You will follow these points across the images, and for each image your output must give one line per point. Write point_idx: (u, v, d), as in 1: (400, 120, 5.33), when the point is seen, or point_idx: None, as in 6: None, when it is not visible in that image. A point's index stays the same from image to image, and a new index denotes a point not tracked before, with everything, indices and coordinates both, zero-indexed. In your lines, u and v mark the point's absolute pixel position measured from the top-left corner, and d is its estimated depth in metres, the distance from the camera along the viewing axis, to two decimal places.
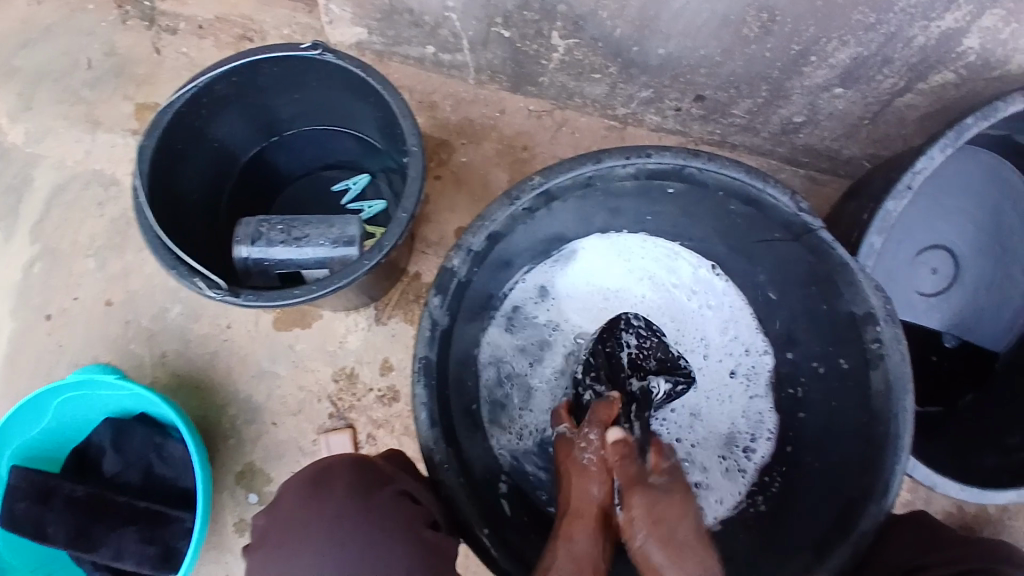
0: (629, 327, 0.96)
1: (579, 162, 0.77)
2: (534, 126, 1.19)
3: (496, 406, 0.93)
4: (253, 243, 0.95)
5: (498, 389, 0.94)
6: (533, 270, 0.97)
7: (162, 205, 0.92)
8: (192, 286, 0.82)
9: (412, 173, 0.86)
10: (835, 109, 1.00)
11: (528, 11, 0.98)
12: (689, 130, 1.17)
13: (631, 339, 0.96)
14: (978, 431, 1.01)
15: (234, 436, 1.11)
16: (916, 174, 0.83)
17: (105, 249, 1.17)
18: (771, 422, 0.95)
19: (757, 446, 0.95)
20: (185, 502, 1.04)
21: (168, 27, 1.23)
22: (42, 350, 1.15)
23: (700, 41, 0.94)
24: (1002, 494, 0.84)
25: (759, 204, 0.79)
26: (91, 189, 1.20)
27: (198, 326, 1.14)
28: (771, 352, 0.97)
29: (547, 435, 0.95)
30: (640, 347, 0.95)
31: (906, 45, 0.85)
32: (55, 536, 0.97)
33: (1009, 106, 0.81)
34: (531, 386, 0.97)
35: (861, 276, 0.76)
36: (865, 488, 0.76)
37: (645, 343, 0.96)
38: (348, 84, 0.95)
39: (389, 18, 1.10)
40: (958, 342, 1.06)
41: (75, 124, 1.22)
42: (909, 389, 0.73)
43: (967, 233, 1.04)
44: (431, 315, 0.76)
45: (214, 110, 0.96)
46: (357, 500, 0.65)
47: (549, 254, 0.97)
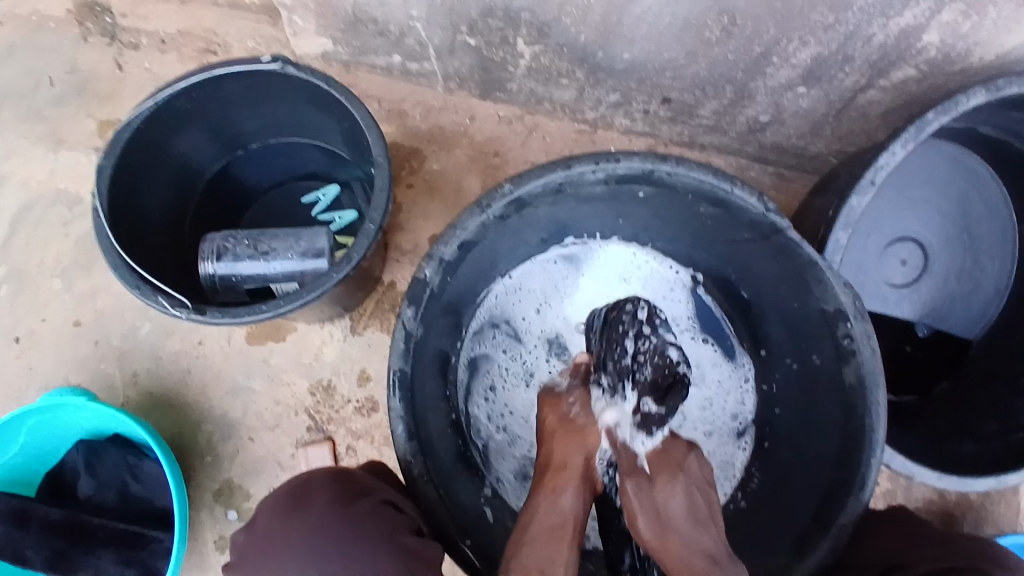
0: (628, 326, 0.85)
1: (550, 169, 0.77)
2: (505, 132, 1.20)
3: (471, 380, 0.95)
4: (219, 258, 0.94)
5: (478, 367, 0.96)
6: (534, 269, 0.98)
7: (124, 224, 0.90)
8: (157, 305, 0.81)
9: (379, 185, 0.85)
10: (799, 108, 1.02)
11: (493, 19, 0.98)
12: (658, 132, 1.18)
13: (629, 342, 0.84)
14: (955, 418, 1.02)
15: (211, 453, 1.09)
16: (879, 169, 0.84)
17: (73, 268, 1.15)
18: (741, 460, 0.95)
19: (723, 482, 0.94)
20: (161, 521, 1.01)
21: (131, 42, 1.22)
22: (11, 374, 1.13)
23: (663, 46, 0.95)
24: (980, 482, 0.85)
25: (725, 205, 0.80)
26: (56, 209, 1.17)
27: (170, 344, 1.12)
28: (755, 391, 0.97)
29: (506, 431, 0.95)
30: (637, 351, 0.83)
31: (865, 44, 0.86)
32: (33, 560, 0.96)
33: (969, 100, 0.83)
34: (509, 385, 0.97)
35: (829, 273, 0.77)
36: (843, 482, 0.77)
37: (642, 346, 0.84)
38: (312, 96, 0.94)
39: (354, 28, 1.10)
40: (929, 331, 1.08)
41: (37, 143, 1.19)
42: (881, 383, 0.74)
43: (933, 223, 1.06)
44: (405, 327, 0.75)
45: (174, 126, 0.95)
46: (335, 514, 0.64)
47: (557, 251, 0.98)
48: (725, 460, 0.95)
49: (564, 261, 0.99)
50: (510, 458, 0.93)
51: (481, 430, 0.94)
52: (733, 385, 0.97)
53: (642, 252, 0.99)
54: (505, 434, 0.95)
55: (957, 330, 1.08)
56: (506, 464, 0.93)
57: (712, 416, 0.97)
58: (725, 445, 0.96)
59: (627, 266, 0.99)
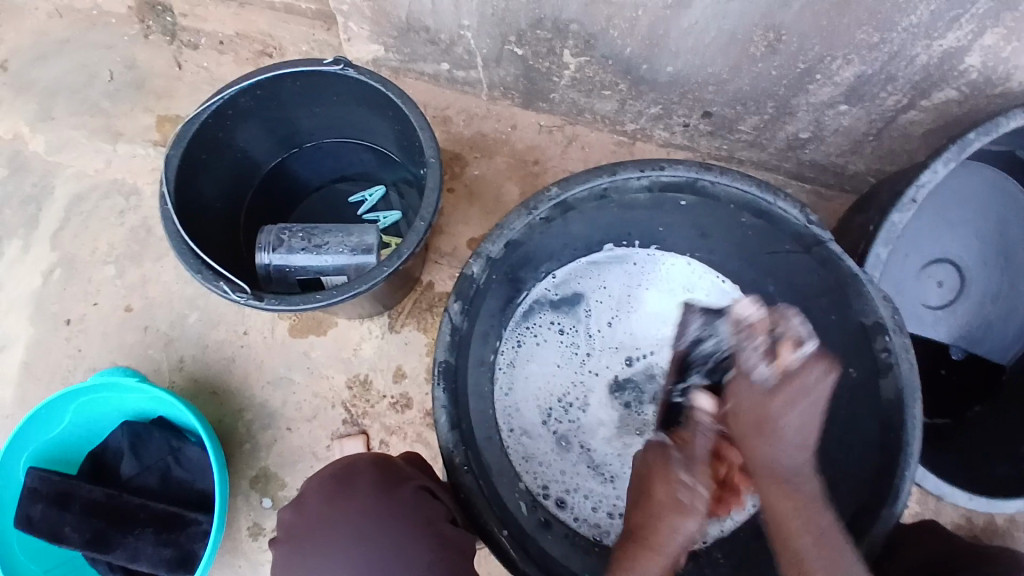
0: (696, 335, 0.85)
1: (596, 174, 0.80)
2: (545, 141, 1.22)
3: (524, 327, 1.00)
4: (274, 250, 0.98)
5: (534, 318, 1.01)
6: (613, 261, 1.02)
7: (186, 214, 0.94)
8: (216, 289, 0.84)
9: (430, 184, 0.88)
10: (840, 125, 1.03)
11: (541, 30, 1.01)
12: (697, 145, 1.20)
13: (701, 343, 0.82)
14: (989, 441, 1.01)
15: (250, 441, 1.12)
16: (921, 187, 0.85)
17: (125, 257, 1.20)
18: None
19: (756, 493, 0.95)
20: (200, 505, 1.04)
21: (189, 42, 1.27)
22: (61, 355, 1.17)
23: (707, 59, 0.97)
24: (1010, 503, 0.84)
25: (769, 217, 0.81)
26: (111, 199, 1.22)
27: (216, 333, 1.16)
28: None
29: (532, 390, 1.00)
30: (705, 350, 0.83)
31: (909, 63, 0.88)
32: (73, 537, 0.98)
33: (1010, 122, 0.84)
34: (554, 353, 1.02)
35: (869, 286, 0.78)
36: (878, 497, 0.77)
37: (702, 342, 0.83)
38: (367, 97, 0.98)
39: (405, 36, 1.13)
40: (963, 355, 1.08)
41: (95, 135, 1.25)
42: (919, 398, 0.75)
43: (971, 245, 1.06)
44: (451, 320, 0.78)
45: (237, 121, 0.99)
46: (379, 497, 0.67)
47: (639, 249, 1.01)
48: None
49: (639, 263, 1.03)
50: (519, 375, 0.99)
51: (518, 335, 1.00)
52: None
53: (711, 273, 1.02)
54: (529, 355, 1.01)
55: (991, 354, 1.07)
56: (515, 379, 0.99)
57: None
58: None
59: (693, 280, 1.02)
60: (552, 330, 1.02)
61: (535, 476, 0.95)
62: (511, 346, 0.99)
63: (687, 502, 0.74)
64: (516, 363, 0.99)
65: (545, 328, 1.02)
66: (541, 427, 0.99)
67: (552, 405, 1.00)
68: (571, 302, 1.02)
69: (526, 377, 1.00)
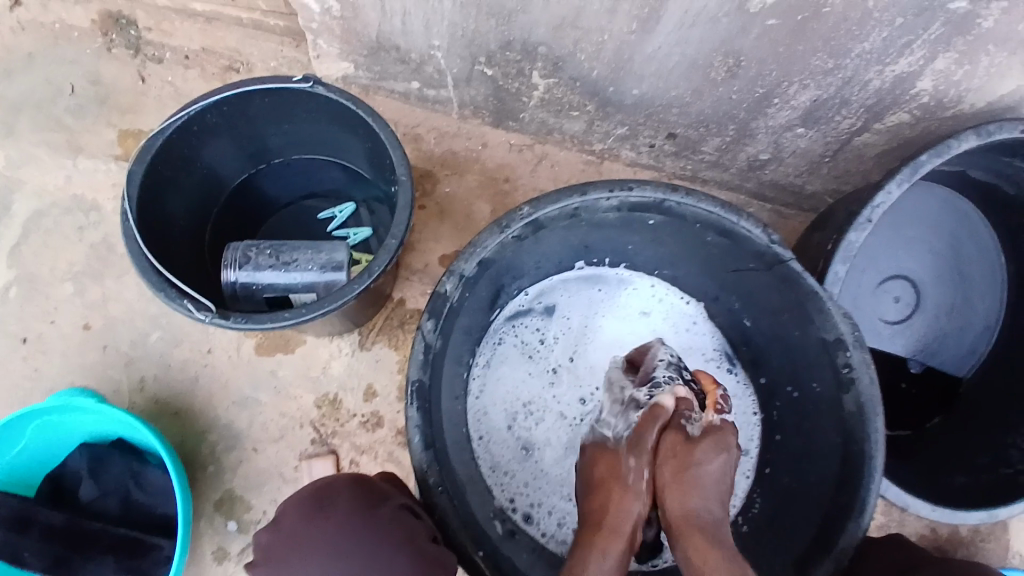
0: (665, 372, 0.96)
1: (567, 195, 0.82)
2: (515, 159, 1.24)
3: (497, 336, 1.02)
4: (241, 267, 0.96)
5: (507, 328, 1.02)
6: (587, 279, 1.05)
7: (148, 230, 0.92)
8: (182, 308, 0.83)
9: (402, 202, 0.88)
10: (797, 147, 1.08)
11: (511, 52, 1.03)
12: (662, 165, 1.23)
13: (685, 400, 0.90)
14: (947, 452, 1.06)
15: (214, 464, 1.09)
16: (876, 208, 0.89)
17: (85, 274, 1.16)
18: (741, 490, 0.98)
19: None
20: (164, 529, 1.01)
21: (154, 56, 1.25)
22: (15, 377, 1.13)
23: (672, 83, 1.01)
24: (971, 514, 0.89)
25: (733, 235, 0.84)
26: (71, 215, 1.19)
27: (179, 352, 1.13)
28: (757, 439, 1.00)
29: (499, 397, 1.00)
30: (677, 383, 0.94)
31: (862, 89, 0.92)
32: (28, 567, 0.94)
33: (960, 144, 0.88)
34: (523, 363, 1.03)
35: (829, 304, 0.81)
36: (842, 506, 0.80)
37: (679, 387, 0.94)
38: (337, 115, 0.98)
39: (376, 55, 1.14)
40: (922, 368, 1.13)
41: (55, 150, 1.21)
42: (879, 410, 0.78)
43: (924, 262, 1.11)
44: (425, 339, 0.78)
45: (203, 136, 0.98)
46: (360, 514, 0.67)
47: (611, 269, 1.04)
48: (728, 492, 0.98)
49: (609, 284, 1.05)
50: (491, 379, 1.01)
51: (498, 335, 1.02)
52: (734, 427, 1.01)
53: (675, 294, 1.05)
54: (503, 359, 1.02)
55: (948, 367, 1.12)
56: (487, 382, 1.00)
57: None
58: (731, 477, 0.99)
59: (659, 302, 1.05)
60: (524, 340, 1.04)
61: (501, 488, 0.96)
62: (484, 353, 1.00)
63: (634, 483, 0.79)
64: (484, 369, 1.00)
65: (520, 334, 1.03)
66: (506, 436, 0.99)
67: (517, 412, 1.01)
68: (543, 315, 1.04)
69: (494, 385, 1.01)
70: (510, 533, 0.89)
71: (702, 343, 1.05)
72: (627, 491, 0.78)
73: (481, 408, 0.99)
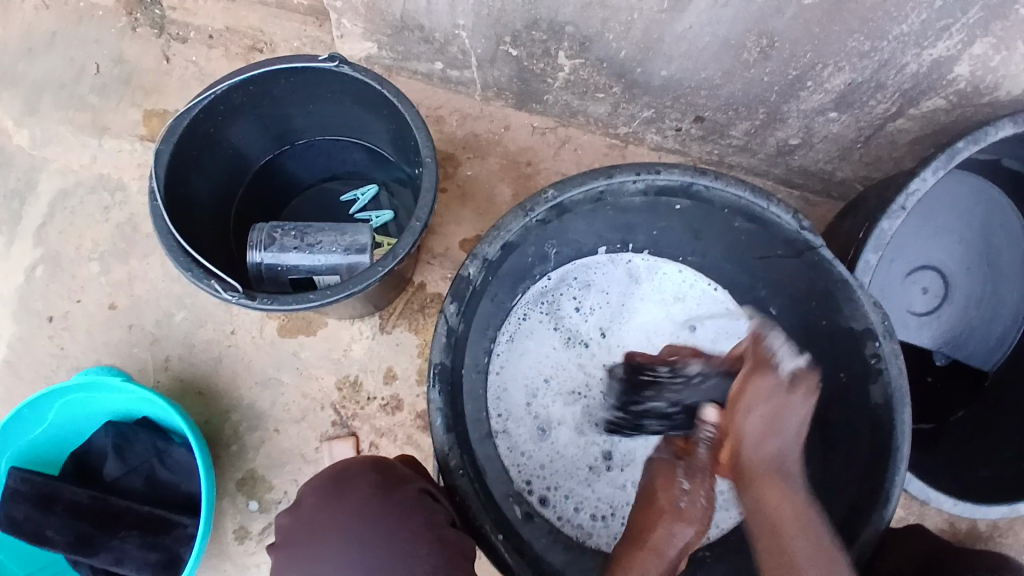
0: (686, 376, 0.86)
1: (592, 177, 0.80)
2: (537, 143, 1.22)
3: (525, 312, 1.01)
4: (266, 248, 0.97)
5: (535, 304, 1.01)
6: (620, 257, 1.03)
7: (174, 211, 0.93)
8: (208, 288, 0.83)
9: (426, 183, 0.87)
10: (829, 132, 1.05)
11: (536, 31, 1.02)
12: (688, 149, 1.21)
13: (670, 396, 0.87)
14: (974, 449, 1.04)
15: (237, 442, 1.11)
16: (910, 195, 0.86)
17: (110, 254, 1.18)
18: None
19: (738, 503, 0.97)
20: (188, 506, 1.02)
21: (178, 36, 1.25)
22: (44, 354, 1.15)
23: (701, 64, 0.98)
24: (994, 509, 0.87)
25: (763, 221, 0.82)
26: (97, 194, 1.20)
27: (202, 332, 1.14)
28: None
29: (523, 373, 1.00)
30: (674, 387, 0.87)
31: (899, 72, 0.89)
32: (57, 540, 0.96)
33: (997, 132, 0.85)
34: (549, 340, 1.02)
35: (861, 292, 0.79)
36: (866, 499, 0.79)
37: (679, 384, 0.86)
38: (361, 95, 0.97)
39: (399, 34, 1.13)
40: (947, 360, 1.10)
41: (80, 129, 1.22)
42: (907, 403, 0.76)
43: (955, 253, 1.08)
44: (447, 322, 0.78)
45: (228, 116, 0.97)
46: (379, 499, 0.67)
47: (638, 252, 1.02)
48: None
49: (641, 266, 1.03)
50: (515, 353, 1.00)
51: (524, 309, 1.01)
52: None
53: (705, 280, 1.03)
54: (528, 333, 1.01)
55: (974, 360, 1.09)
56: (510, 357, 1.00)
57: None
58: None
59: (692, 285, 1.03)
60: (552, 315, 1.02)
61: (519, 469, 0.96)
62: (509, 327, 0.99)
63: (687, 508, 0.79)
64: (508, 344, 1.00)
65: (549, 310, 1.02)
66: (526, 412, 0.99)
67: (539, 387, 1.00)
68: (573, 292, 1.03)
69: (517, 360, 1.00)
70: (527, 516, 0.90)
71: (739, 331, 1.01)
72: (676, 517, 0.78)
73: (503, 383, 0.98)
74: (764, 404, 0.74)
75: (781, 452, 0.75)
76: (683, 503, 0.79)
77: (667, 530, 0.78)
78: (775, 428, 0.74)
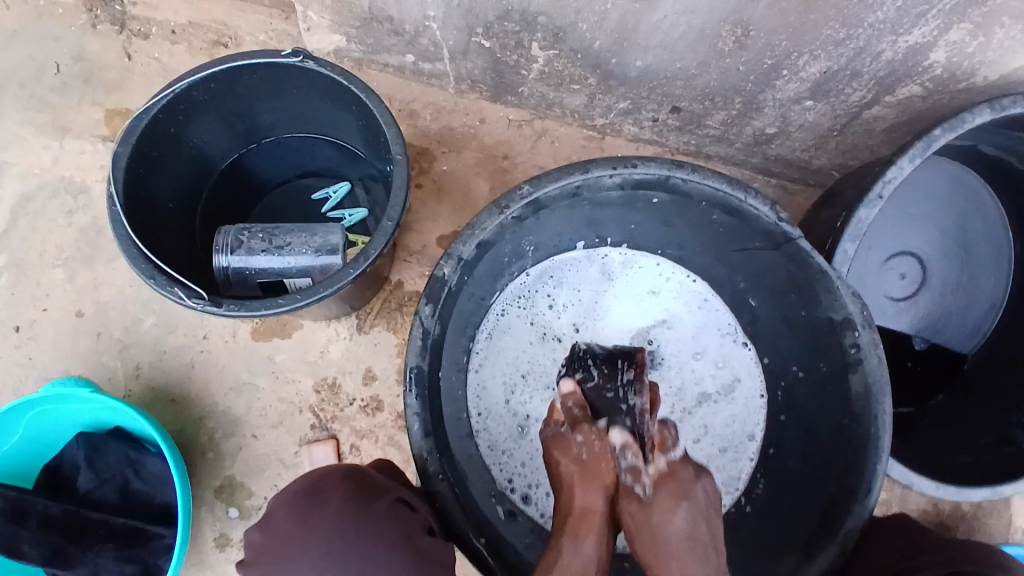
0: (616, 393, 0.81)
1: (568, 172, 0.78)
2: (514, 135, 1.20)
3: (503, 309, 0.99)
4: (234, 251, 0.94)
5: (513, 300, 0.99)
6: (597, 252, 1.01)
7: (137, 215, 0.90)
8: (173, 296, 0.80)
9: (397, 181, 0.85)
10: (806, 121, 1.04)
11: (509, 22, 0.99)
12: (666, 140, 1.20)
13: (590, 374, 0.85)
14: (953, 431, 1.05)
15: (213, 450, 1.08)
16: (887, 183, 0.86)
17: (75, 259, 1.14)
18: (743, 476, 0.97)
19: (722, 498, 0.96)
20: (164, 517, 1.00)
21: (139, 32, 1.21)
22: (9, 365, 1.11)
23: (677, 54, 0.97)
24: (977, 492, 0.88)
25: (741, 214, 0.81)
26: (59, 198, 1.16)
27: (174, 338, 1.11)
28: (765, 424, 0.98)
29: (502, 371, 0.98)
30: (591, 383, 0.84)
31: (874, 60, 0.88)
32: (29, 556, 0.93)
33: (974, 118, 0.85)
34: (527, 336, 1.00)
35: (838, 283, 0.78)
36: (848, 489, 0.79)
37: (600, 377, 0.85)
38: (329, 90, 0.94)
39: (368, 26, 1.10)
40: (926, 345, 1.11)
41: (40, 130, 1.18)
42: (886, 393, 0.76)
43: (932, 239, 1.08)
44: (423, 324, 0.76)
45: (190, 115, 0.94)
46: (355, 511, 0.65)
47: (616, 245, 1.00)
48: (730, 477, 0.97)
49: (619, 260, 1.02)
50: (493, 350, 0.98)
51: (503, 305, 0.99)
52: (743, 413, 0.99)
53: (683, 272, 1.01)
54: (506, 330, 0.99)
55: (951, 345, 1.10)
56: (489, 355, 0.98)
57: (719, 449, 0.98)
58: (735, 461, 0.97)
59: (670, 279, 1.02)
60: (530, 311, 1.01)
61: (500, 468, 0.94)
62: (487, 324, 0.97)
63: (588, 460, 0.77)
64: (486, 342, 0.97)
65: (527, 306, 1.00)
66: (505, 409, 0.97)
67: (518, 383, 0.99)
68: (550, 287, 1.01)
69: (495, 358, 0.98)
70: (509, 515, 0.89)
71: (718, 322, 1.01)
72: (582, 472, 0.77)
73: (482, 381, 0.97)
74: (646, 519, 0.71)
75: (691, 532, 0.71)
76: (582, 457, 0.77)
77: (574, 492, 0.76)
78: (670, 523, 0.71)
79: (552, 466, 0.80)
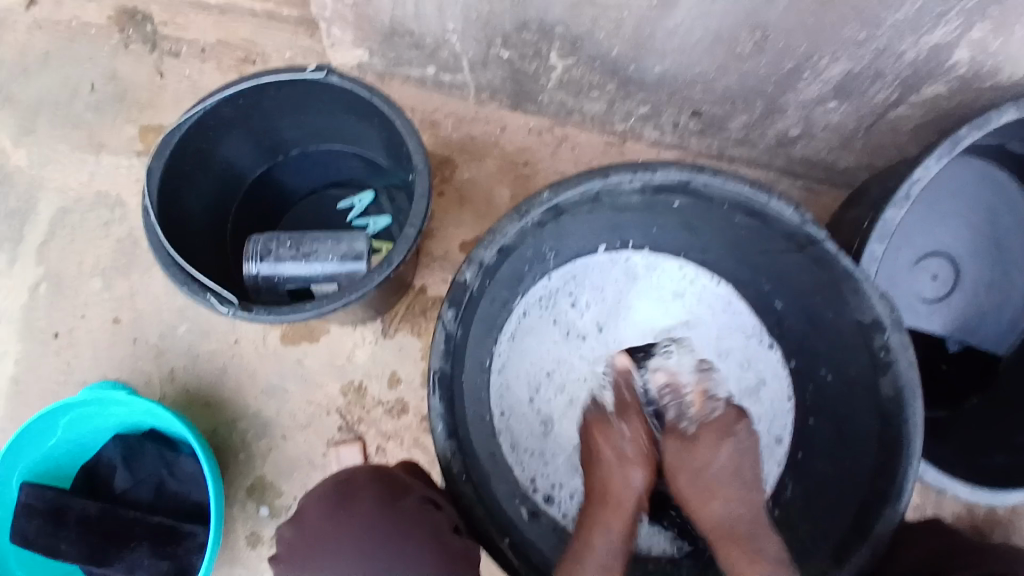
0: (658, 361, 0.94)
1: (588, 178, 0.78)
2: (534, 142, 1.21)
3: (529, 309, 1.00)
4: (263, 259, 0.97)
5: (538, 301, 1.00)
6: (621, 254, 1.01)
7: (169, 226, 0.93)
8: (205, 302, 0.83)
9: (420, 190, 0.87)
10: (829, 121, 1.03)
11: (526, 33, 1.00)
12: (687, 144, 1.19)
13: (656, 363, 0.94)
14: (990, 433, 1.01)
15: (244, 451, 1.11)
16: (913, 183, 0.84)
17: (112, 269, 1.18)
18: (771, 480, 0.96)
19: None
20: (196, 517, 1.02)
21: (171, 50, 1.25)
22: (50, 371, 1.15)
23: (695, 59, 0.97)
24: (1013, 494, 0.84)
25: (763, 216, 0.81)
26: (96, 211, 1.20)
27: (206, 343, 1.14)
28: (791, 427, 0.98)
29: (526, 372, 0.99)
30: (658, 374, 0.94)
31: (896, 61, 0.87)
32: (67, 554, 0.97)
33: (1001, 117, 0.83)
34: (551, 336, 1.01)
35: (866, 284, 0.77)
36: (880, 493, 0.77)
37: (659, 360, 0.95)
38: (353, 103, 0.96)
39: (390, 41, 1.12)
40: (960, 346, 1.08)
41: (78, 147, 1.23)
42: (918, 394, 0.74)
43: (963, 238, 1.06)
44: (445, 329, 0.77)
45: (219, 130, 0.97)
46: (384, 508, 0.66)
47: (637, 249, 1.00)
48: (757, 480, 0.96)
49: (643, 263, 1.02)
50: (516, 351, 0.99)
51: (526, 307, 0.99)
52: (768, 418, 0.98)
53: (706, 275, 1.02)
54: (530, 330, 1.00)
55: (986, 345, 1.07)
56: (511, 356, 0.98)
57: None
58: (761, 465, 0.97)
59: (693, 281, 1.02)
60: (554, 312, 1.02)
61: (522, 469, 0.94)
62: (512, 324, 0.98)
63: (630, 450, 0.86)
64: (508, 342, 0.98)
65: (551, 307, 1.01)
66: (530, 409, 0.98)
67: (542, 382, 1.00)
68: (574, 289, 1.02)
69: (519, 359, 0.99)
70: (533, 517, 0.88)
71: (742, 324, 1.01)
72: (622, 462, 0.85)
73: (505, 382, 0.97)
74: None
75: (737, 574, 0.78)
76: (627, 446, 0.86)
77: (606, 479, 0.85)
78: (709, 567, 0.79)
79: (592, 450, 0.88)
